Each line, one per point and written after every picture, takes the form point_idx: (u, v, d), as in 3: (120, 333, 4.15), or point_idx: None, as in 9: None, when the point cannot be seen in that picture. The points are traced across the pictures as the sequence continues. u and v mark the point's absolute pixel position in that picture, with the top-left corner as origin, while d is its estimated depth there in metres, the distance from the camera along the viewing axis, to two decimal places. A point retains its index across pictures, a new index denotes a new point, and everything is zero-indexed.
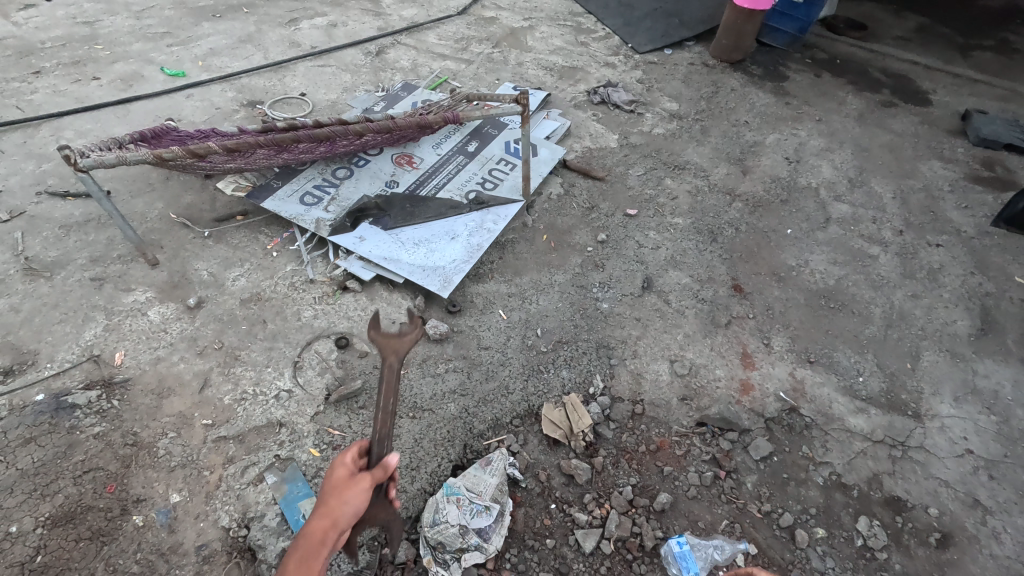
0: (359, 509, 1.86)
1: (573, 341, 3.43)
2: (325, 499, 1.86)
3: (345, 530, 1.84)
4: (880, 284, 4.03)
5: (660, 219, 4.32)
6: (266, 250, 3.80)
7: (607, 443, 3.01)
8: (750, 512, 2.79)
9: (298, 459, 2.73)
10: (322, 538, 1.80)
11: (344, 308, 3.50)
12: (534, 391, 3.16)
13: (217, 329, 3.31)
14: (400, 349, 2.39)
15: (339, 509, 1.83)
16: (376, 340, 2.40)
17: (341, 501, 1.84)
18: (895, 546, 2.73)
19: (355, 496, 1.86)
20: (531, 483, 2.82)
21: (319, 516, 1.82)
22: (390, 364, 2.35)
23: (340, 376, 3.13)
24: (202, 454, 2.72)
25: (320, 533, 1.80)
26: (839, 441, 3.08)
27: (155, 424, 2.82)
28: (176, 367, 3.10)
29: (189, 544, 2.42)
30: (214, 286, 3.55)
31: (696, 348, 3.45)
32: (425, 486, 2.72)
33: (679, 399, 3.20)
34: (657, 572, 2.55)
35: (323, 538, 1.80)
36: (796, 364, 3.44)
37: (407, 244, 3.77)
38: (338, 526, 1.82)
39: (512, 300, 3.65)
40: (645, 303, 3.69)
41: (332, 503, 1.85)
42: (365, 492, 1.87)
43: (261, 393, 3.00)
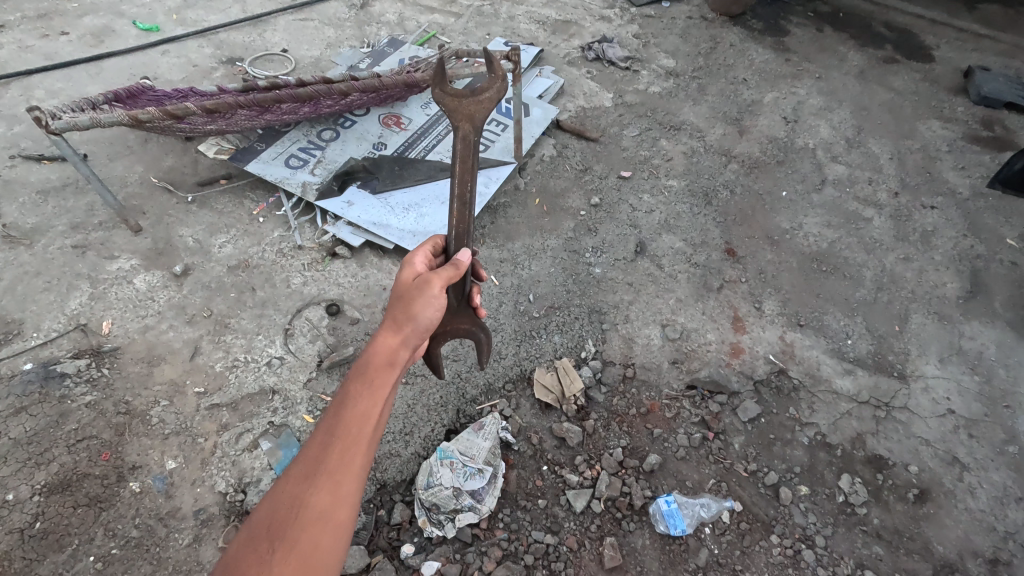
0: (433, 318, 1.88)
1: (565, 307, 3.43)
2: (395, 312, 1.84)
3: (416, 343, 1.83)
4: (873, 247, 4.02)
5: (654, 182, 4.24)
6: (252, 215, 3.71)
7: (598, 406, 3.05)
8: (737, 471, 2.86)
9: (292, 425, 2.75)
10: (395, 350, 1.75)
11: (334, 274, 3.45)
12: (526, 356, 3.18)
13: (205, 297, 3.27)
14: (473, 117, 2.37)
15: (410, 322, 1.81)
16: (444, 101, 2.36)
17: (416, 310, 1.82)
18: (874, 502, 2.83)
19: (428, 304, 1.86)
20: (523, 446, 2.87)
21: (387, 335, 1.76)
22: (465, 132, 2.36)
23: (331, 343, 3.12)
24: (196, 421, 2.73)
25: (392, 348, 1.74)
26: (825, 403, 3.14)
27: (147, 392, 2.81)
28: (165, 336, 3.07)
29: (187, 509, 2.45)
30: (200, 253, 3.48)
31: (688, 312, 3.46)
32: (419, 450, 2.76)
33: (670, 362, 3.23)
34: (646, 529, 2.63)
35: (391, 358, 1.72)
36: (787, 327, 3.47)
37: (396, 209, 3.69)
38: (413, 335, 1.81)
39: (504, 265, 3.62)
40: (637, 268, 3.66)
41: (403, 317, 1.81)
42: (436, 301, 1.88)
43: (253, 361, 3.00)
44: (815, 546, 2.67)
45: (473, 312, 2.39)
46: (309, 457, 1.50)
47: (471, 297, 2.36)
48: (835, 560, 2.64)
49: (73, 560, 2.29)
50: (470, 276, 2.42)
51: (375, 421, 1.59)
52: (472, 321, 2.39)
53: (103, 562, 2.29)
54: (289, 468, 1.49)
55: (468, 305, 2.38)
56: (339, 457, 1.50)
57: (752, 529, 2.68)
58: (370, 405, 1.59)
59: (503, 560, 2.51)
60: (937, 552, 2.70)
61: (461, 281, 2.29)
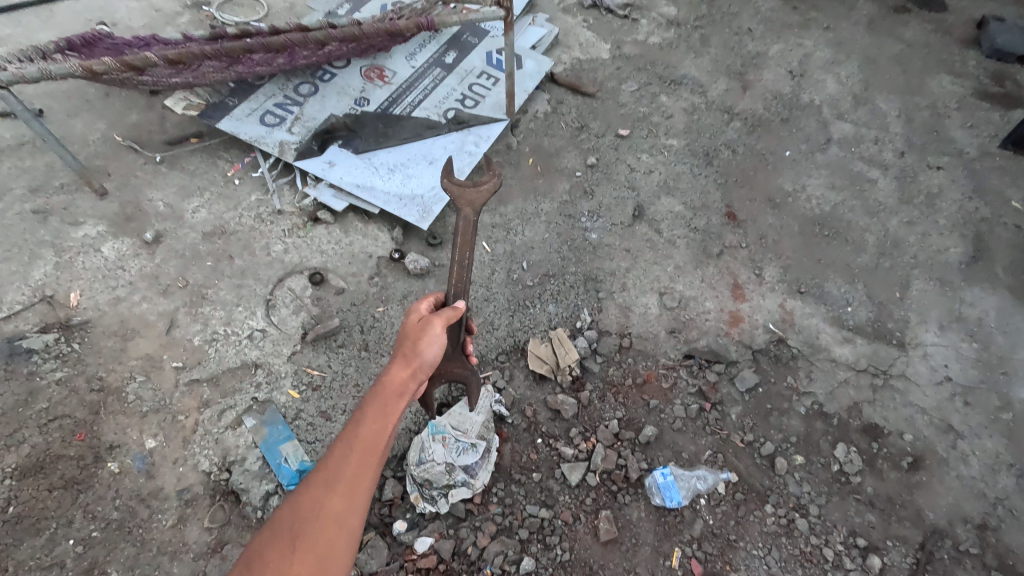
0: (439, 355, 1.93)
1: (560, 275, 3.29)
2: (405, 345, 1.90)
3: (424, 376, 1.88)
4: (877, 210, 3.89)
5: (653, 140, 4.03)
6: (226, 177, 3.47)
7: (594, 377, 2.98)
8: (733, 442, 2.83)
9: (277, 401, 2.65)
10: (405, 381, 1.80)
11: (316, 241, 3.27)
12: (520, 327, 3.07)
13: (180, 266, 3.08)
14: (475, 202, 2.60)
15: (418, 356, 1.86)
16: (451, 190, 2.62)
17: (424, 345, 1.88)
18: (868, 471, 2.83)
19: (434, 340, 1.92)
20: (517, 419, 2.80)
21: (398, 365, 1.82)
22: (466, 215, 2.57)
23: (316, 315, 2.98)
24: (176, 398, 2.61)
25: (402, 378, 1.79)
26: (823, 371, 3.09)
27: (121, 368, 2.67)
28: (138, 308, 2.90)
29: (170, 489, 2.37)
30: (171, 218, 3.26)
31: (687, 279, 3.34)
32: (410, 425, 2.68)
33: (668, 332, 3.14)
34: (642, 501, 2.60)
35: (402, 388, 1.78)
36: (787, 295, 3.37)
37: (381, 170, 3.47)
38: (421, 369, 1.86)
39: (496, 231, 3.45)
40: (635, 233, 3.51)
41: (412, 351, 1.87)
42: (439, 338, 1.94)
43: (233, 334, 2.85)
44: (809, 515, 2.67)
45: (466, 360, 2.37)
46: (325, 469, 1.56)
47: (464, 347, 2.36)
48: (828, 528, 2.64)
49: (51, 543, 2.21)
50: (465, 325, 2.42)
51: (385, 440, 1.65)
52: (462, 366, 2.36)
53: (83, 545, 2.21)
54: (301, 488, 1.54)
55: (461, 354, 2.36)
56: (350, 473, 1.56)
57: (747, 500, 2.67)
58: (381, 425, 1.66)
59: (497, 535, 2.48)
60: (928, 519, 2.71)
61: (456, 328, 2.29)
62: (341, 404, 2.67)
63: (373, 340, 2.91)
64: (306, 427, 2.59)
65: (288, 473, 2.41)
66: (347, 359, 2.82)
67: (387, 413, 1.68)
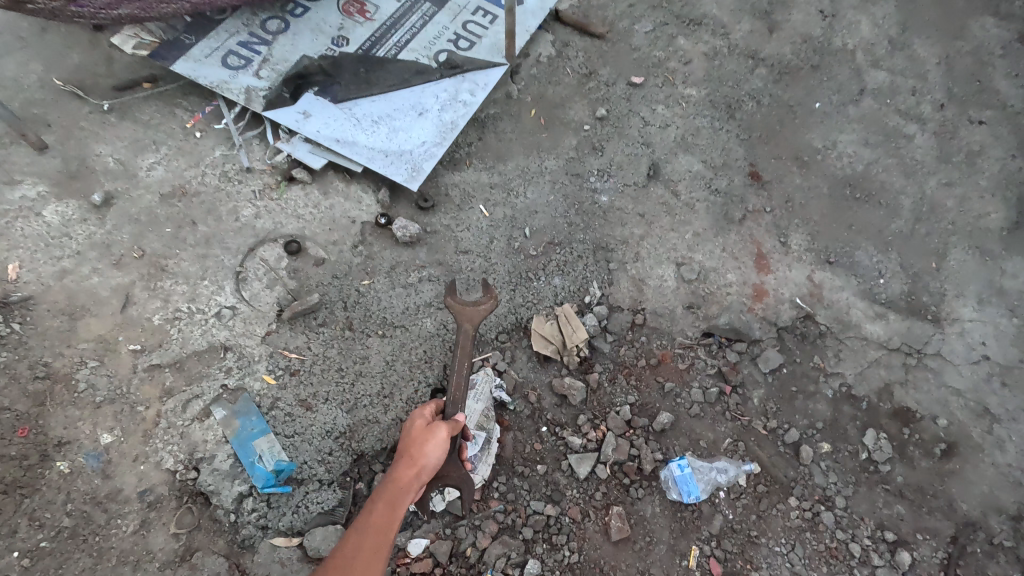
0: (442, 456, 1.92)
1: (566, 243, 2.96)
2: (409, 443, 1.92)
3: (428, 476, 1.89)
4: (913, 170, 3.53)
5: (669, 90, 3.59)
6: (185, 129, 3.02)
7: (604, 358, 2.70)
8: (755, 430, 2.60)
9: (250, 388, 2.35)
10: (409, 480, 1.83)
11: (292, 204, 2.88)
12: (523, 302, 2.75)
13: (135, 233, 2.69)
14: (475, 318, 2.36)
15: (424, 456, 1.87)
16: (451, 308, 2.39)
17: (428, 448, 1.88)
18: (898, 459, 2.62)
19: (438, 444, 1.91)
20: (520, 405, 2.53)
21: (404, 463, 1.85)
22: (467, 330, 2.34)
23: (293, 289, 2.64)
24: (133, 386, 2.30)
25: (409, 477, 1.83)
26: (853, 350, 2.83)
27: (70, 352, 2.34)
28: (88, 282, 2.53)
29: (130, 491, 2.10)
30: (123, 177, 2.84)
31: (706, 248, 3.01)
32: (401, 415, 2.40)
33: (685, 307, 2.84)
34: (657, 496, 2.38)
35: (407, 485, 1.82)
36: (815, 266, 3.06)
37: (363, 122, 3.05)
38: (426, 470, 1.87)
39: (494, 193, 3.07)
40: (649, 195, 3.15)
41: (416, 453, 1.88)
42: (445, 442, 1.93)
43: (198, 312, 2.51)
44: (835, 507, 2.47)
45: (461, 463, 2.12)
46: (339, 557, 1.66)
47: (460, 451, 2.12)
48: (855, 522, 2.45)
49: None
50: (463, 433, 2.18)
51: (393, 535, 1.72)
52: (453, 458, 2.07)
53: (32, 557, 1.96)
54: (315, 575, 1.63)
55: (457, 456, 2.10)
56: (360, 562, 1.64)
57: (770, 492, 2.46)
58: (389, 518, 1.75)
59: (498, 535, 2.26)
60: (960, 510, 2.52)
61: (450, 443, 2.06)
62: (322, 391, 2.38)
63: (357, 319, 2.59)
64: (283, 419, 2.30)
65: (262, 474, 2.17)
66: (329, 340, 2.51)
67: (394, 510, 1.76)
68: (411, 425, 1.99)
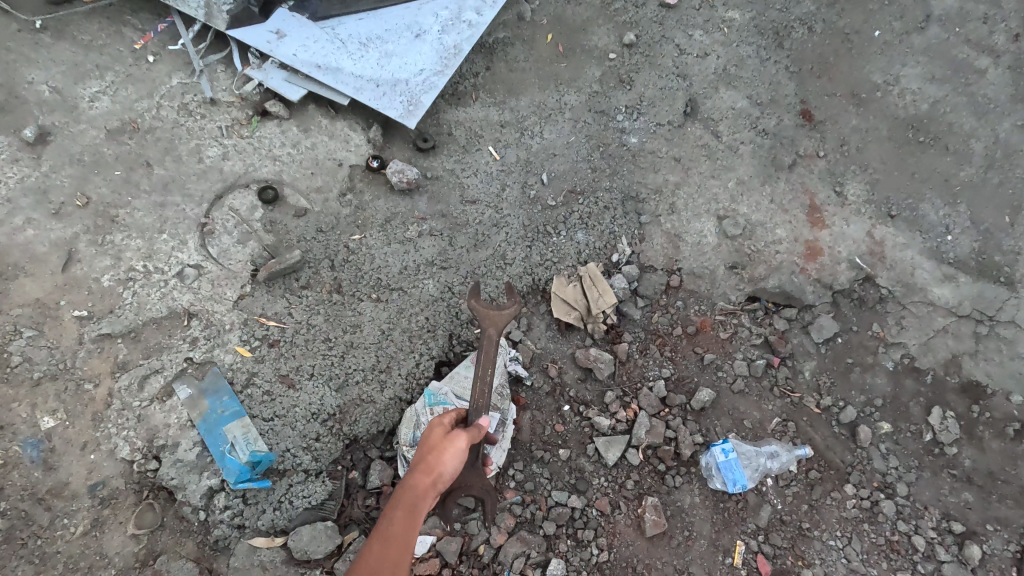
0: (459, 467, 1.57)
1: (590, 192, 2.54)
2: (423, 449, 1.57)
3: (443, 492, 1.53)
4: (983, 110, 2.81)
5: (708, 11, 3.02)
6: (135, 52, 2.49)
7: (634, 326, 2.34)
8: (807, 408, 2.27)
9: (220, 362, 1.98)
10: (422, 494, 1.47)
11: (265, 142, 2.42)
12: (540, 261, 2.36)
13: (77, 176, 2.24)
14: (502, 323, 1.96)
15: (441, 465, 1.53)
16: (474, 309, 1.99)
17: (444, 456, 1.54)
18: (967, 440, 2.27)
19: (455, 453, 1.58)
20: (538, 380, 2.18)
21: (417, 472, 1.50)
22: (490, 336, 1.94)
23: (270, 245, 2.23)
24: (80, 360, 1.93)
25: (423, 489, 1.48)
26: (918, 317, 2.45)
27: (2, 318, 1.95)
28: (21, 235, 2.10)
29: (78, 485, 1.77)
30: (61, 109, 2.34)
31: (752, 199, 2.59)
32: (400, 393, 2.05)
33: (727, 268, 2.45)
34: (696, 484, 2.07)
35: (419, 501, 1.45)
36: (876, 220, 2.65)
37: (349, 45, 2.54)
38: (441, 482, 1.53)
39: (506, 132, 2.62)
40: (686, 136, 2.70)
41: (431, 460, 1.53)
42: (466, 451, 1.60)
43: (155, 272, 2.11)
44: (896, 495, 2.17)
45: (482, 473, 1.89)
46: None
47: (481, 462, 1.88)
48: (917, 511, 2.16)
49: None
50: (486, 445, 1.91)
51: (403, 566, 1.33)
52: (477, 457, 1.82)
53: None
54: None
55: (479, 464, 1.85)
56: None
57: (823, 479, 2.15)
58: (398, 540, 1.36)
59: (516, 530, 1.97)
60: None
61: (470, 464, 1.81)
62: (307, 366, 2.01)
63: (347, 280, 2.20)
64: (260, 398, 1.95)
65: (234, 467, 1.82)
66: (314, 305, 2.13)
67: (405, 532, 1.37)
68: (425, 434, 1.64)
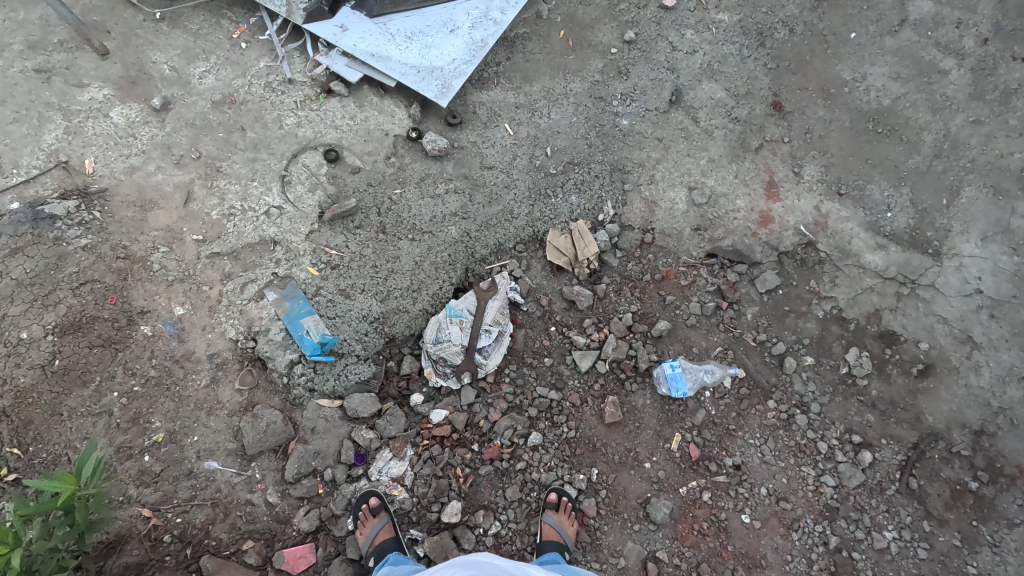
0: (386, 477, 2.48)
1: (585, 163, 3.13)
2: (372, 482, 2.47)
3: (378, 500, 2.40)
4: (939, 106, 3.16)
5: (701, 13, 3.51)
6: (232, 40, 3.16)
7: (612, 272, 2.95)
8: (745, 341, 2.86)
9: (296, 277, 2.69)
10: (374, 509, 2.38)
11: (329, 114, 3.08)
12: (540, 217, 2.98)
13: (191, 136, 2.93)
14: (491, 294, 2.77)
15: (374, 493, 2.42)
16: (478, 286, 2.81)
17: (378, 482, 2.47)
18: (876, 374, 2.79)
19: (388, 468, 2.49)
20: (532, 307, 2.84)
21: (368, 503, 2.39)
22: (485, 291, 2.77)
23: (331, 194, 2.90)
24: (199, 269, 2.66)
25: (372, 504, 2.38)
26: (849, 277, 2.94)
27: (144, 238, 2.68)
28: (154, 178, 2.82)
29: (201, 353, 2.52)
30: (178, 84, 3.02)
31: (719, 174, 3.14)
32: (427, 306, 2.74)
33: (692, 230, 3.03)
34: (648, 390, 2.71)
35: (374, 511, 2.37)
36: (824, 196, 3.11)
37: (397, 37, 3.18)
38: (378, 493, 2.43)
39: (520, 112, 3.22)
40: (670, 120, 3.25)
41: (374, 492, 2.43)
42: (404, 446, 2.53)
43: (249, 210, 2.81)
44: (809, 411, 2.75)
45: (477, 368, 2.66)
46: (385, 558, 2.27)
47: (476, 362, 2.65)
48: (826, 424, 2.73)
49: (98, 394, 2.38)
50: (480, 353, 2.68)
51: (384, 533, 2.34)
52: (470, 360, 2.64)
53: (127, 397, 2.39)
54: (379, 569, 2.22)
55: (473, 365, 2.65)
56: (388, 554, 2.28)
57: (751, 395, 2.76)
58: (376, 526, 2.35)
59: (507, 411, 2.64)
60: (926, 422, 2.69)
61: (468, 364, 2.64)
62: (359, 283, 2.71)
63: (390, 224, 2.87)
64: (325, 303, 2.65)
65: (310, 345, 2.56)
66: (364, 241, 2.81)
67: (376, 522, 2.36)
68: (370, 459, 2.50)
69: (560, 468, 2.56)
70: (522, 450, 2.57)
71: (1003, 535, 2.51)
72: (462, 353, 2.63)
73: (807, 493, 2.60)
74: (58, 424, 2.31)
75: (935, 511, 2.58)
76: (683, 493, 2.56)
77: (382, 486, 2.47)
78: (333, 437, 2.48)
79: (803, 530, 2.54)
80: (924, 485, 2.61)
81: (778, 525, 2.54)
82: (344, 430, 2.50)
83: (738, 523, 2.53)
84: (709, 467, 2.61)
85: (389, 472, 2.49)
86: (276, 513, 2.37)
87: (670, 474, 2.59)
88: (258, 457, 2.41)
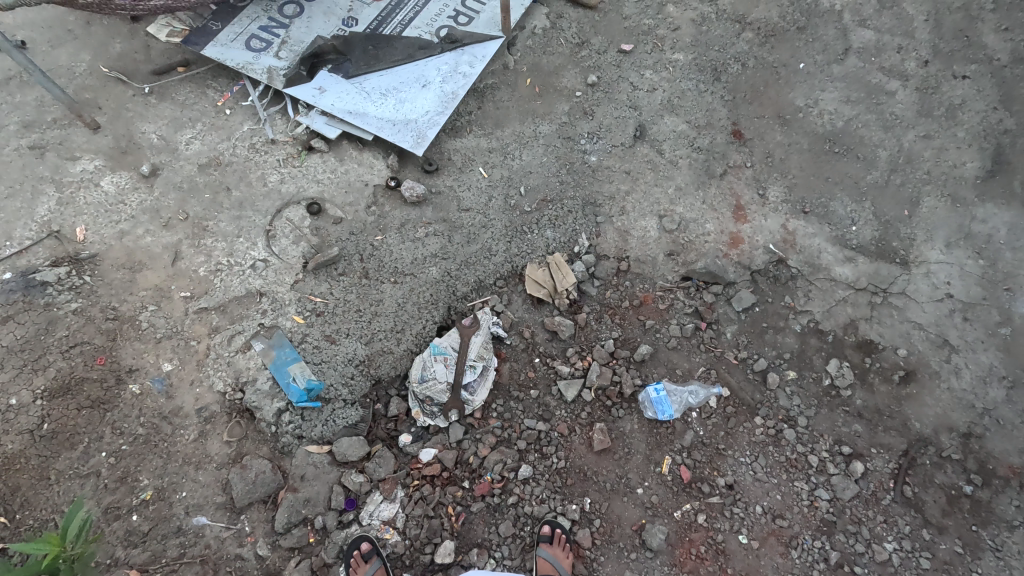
0: (377, 521, 2.45)
1: (558, 200, 3.27)
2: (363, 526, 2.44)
3: (369, 545, 2.38)
4: (891, 125, 3.35)
5: (657, 54, 3.75)
6: (216, 107, 3.36)
7: (591, 301, 3.02)
8: (726, 360, 2.90)
9: (282, 326, 2.76)
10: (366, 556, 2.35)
11: (312, 170, 3.23)
12: (518, 252, 3.08)
13: (178, 199, 3.05)
14: (473, 330, 2.81)
15: (365, 538, 2.40)
16: (460, 323, 2.85)
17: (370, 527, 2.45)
18: (859, 384, 2.82)
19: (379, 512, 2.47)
20: (515, 340, 2.89)
21: (359, 549, 2.36)
22: (467, 328, 2.81)
23: (315, 244, 3.00)
24: (186, 325, 2.72)
25: (365, 549, 2.36)
26: (822, 290, 3.02)
27: (133, 298, 2.76)
28: (142, 241, 2.92)
29: (189, 408, 2.55)
30: (166, 151, 3.18)
31: (688, 201, 3.27)
32: (412, 346, 2.80)
33: (666, 255, 3.13)
34: (635, 415, 2.74)
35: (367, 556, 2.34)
36: (790, 215, 3.23)
37: (373, 95, 3.38)
38: (371, 537, 2.41)
39: (493, 156, 3.38)
40: (636, 154, 3.41)
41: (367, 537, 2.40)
42: (394, 488, 2.51)
43: (236, 264, 2.90)
44: (797, 425, 2.76)
45: (463, 405, 2.68)
46: None
47: (463, 399, 2.68)
48: (815, 437, 2.74)
49: (86, 456, 2.39)
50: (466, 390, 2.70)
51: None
52: (457, 397, 2.67)
53: (115, 457, 2.40)
54: None
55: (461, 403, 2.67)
56: None
57: (737, 412, 2.78)
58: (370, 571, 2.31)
59: (496, 446, 2.65)
60: (913, 429, 2.71)
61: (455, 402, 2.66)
62: (344, 328, 2.78)
63: (372, 268, 2.96)
64: (311, 350, 2.71)
65: (296, 391, 2.60)
66: (348, 287, 2.89)
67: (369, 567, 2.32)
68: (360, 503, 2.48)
69: (552, 499, 2.55)
70: (513, 483, 2.57)
71: (1003, 539, 2.48)
72: (448, 391, 2.66)
73: (802, 509, 2.59)
74: (45, 489, 2.32)
75: (933, 518, 2.55)
76: (677, 517, 2.54)
77: (374, 530, 2.44)
78: (323, 483, 2.48)
79: (802, 547, 2.51)
80: (919, 492, 2.60)
81: (776, 543, 2.52)
82: (334, 476, 2.50)
83: (736, 544, 2.50)
84: (702, 488, 2.60)
85: (380, 515, 2.47)
86: (266, 566, 2.34)
87: (664, 498, 2.58)
88: (247, 510, 2.40)
